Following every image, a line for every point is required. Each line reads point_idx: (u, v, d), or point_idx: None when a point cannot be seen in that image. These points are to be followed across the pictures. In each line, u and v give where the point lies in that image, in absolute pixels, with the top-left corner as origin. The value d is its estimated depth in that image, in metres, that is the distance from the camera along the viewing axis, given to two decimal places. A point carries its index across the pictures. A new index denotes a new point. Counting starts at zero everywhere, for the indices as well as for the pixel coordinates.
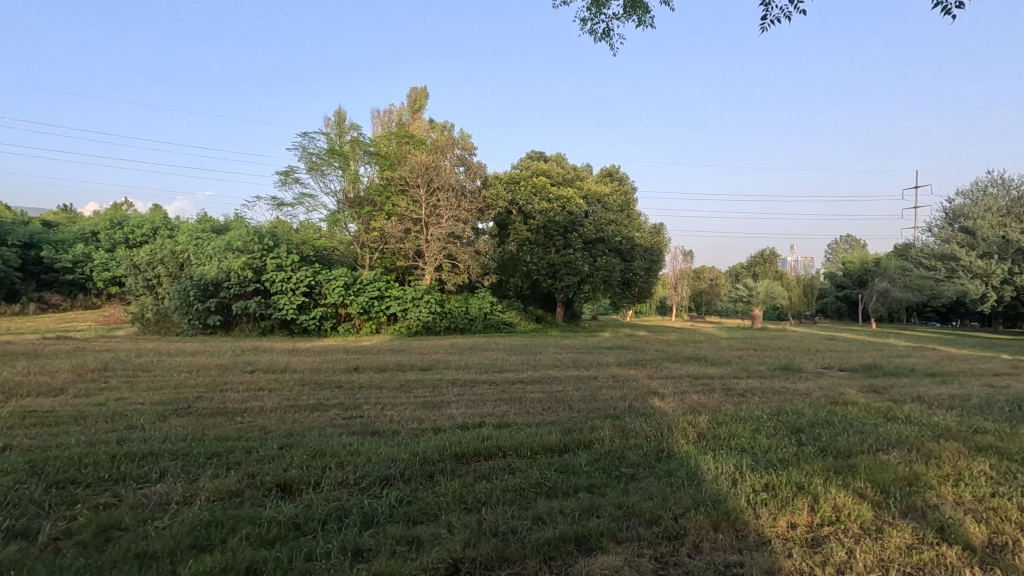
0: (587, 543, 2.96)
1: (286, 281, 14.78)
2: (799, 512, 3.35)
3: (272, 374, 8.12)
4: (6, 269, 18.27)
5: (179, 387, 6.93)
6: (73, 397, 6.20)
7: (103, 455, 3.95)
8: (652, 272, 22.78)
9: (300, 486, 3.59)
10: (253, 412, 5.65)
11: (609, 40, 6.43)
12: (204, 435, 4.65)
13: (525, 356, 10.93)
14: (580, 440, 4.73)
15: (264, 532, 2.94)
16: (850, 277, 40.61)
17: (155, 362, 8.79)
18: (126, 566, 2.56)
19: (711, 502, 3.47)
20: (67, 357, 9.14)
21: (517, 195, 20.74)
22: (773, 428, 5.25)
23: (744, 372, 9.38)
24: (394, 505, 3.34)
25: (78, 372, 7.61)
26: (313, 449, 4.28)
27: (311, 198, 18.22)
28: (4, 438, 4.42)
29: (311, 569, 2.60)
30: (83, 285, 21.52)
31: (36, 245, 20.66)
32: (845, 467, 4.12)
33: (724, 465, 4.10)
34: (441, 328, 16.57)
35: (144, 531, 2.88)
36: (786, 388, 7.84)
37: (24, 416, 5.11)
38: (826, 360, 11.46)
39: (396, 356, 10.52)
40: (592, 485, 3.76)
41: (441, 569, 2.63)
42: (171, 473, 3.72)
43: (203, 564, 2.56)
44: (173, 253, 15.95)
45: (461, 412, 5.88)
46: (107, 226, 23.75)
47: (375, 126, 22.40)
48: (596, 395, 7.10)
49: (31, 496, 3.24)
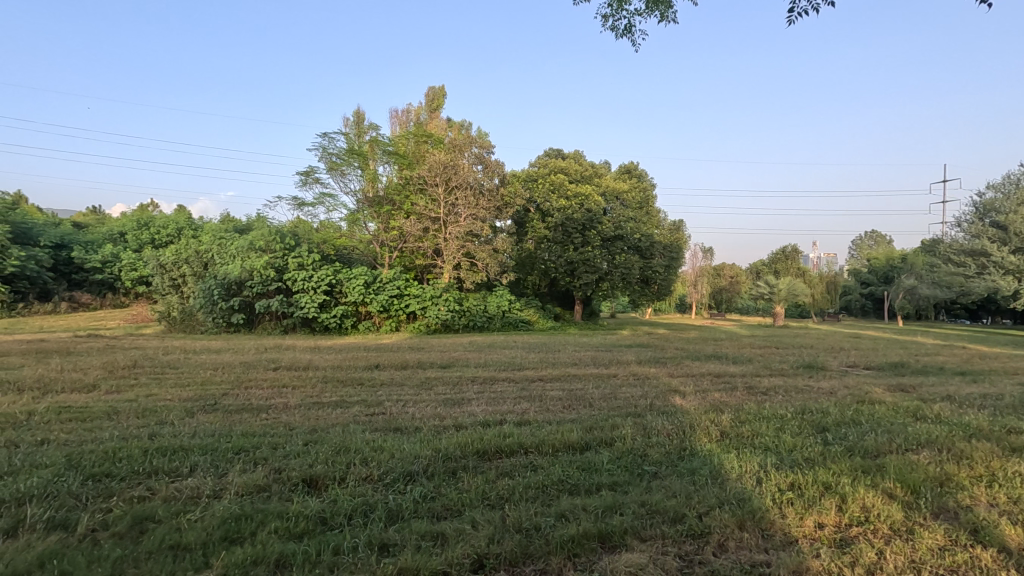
0: (612, 540, 2.96)
1: (307, 280, 14.96)
2: (826, 512, 3.30)
3: (295, 371, 8.27)
4: (39, 269, 18.83)
5: (205, 384, 7.07)
6: (105, 393, 6.38)
7: (136, 449, 4.06)
8: (671, 270, 22.57)
9: (326, 481, 3.65)
10: (277, 409, 5.74)
11: (630, 36, 6.40)
12: (231, 431, 4.75)
13: (545, 354, 10.91)
14: (601, 438, 4.71)
15: (292, 526, 3.00)
16: (875, 274, 39.74)
17: (182, 360, 9.00)
18: (161, 558, 2.63)
19: (736, 501, 3.44)
20: (97, 354, 9.41)
21: (536, 192, 20.75)
22: (797, 428, 5.17)
23: (766, 370, 9.25)
24: (418, 501, 3.37)
25: (109, 369, 7.83)
26: (337, 445, 4.35)
27: (332, 198, 18.42)
28: (42, 432, 4.58)
29: (339, 563, 2.64)
30: (112, 284, 22.08)
31: (67, 245, 21.28)
32: (874, 467, 4.05)
33: (748, 464, 4.05)
34: (459, 326, 16.64)
35: (177, 524, 2.95)
36: (810, 387, 7.71)
37: (60, 412, 5.29)
38: (851, 358, 11.25)
39: (416, 353, 10.61)
40: (615, 483, 3.75)
41: (466, 565, 2.65)
42: (201, 467, 3.81)
43: (235, 556, 2.62)
44: (197, 253, 16.24)
45: (481, 409, 5.91)
46: (135, 227, 24.39)
47: (393, 126, 22.58)
48: (616, 393, 7.05)
49: (69, 488, 3.35)
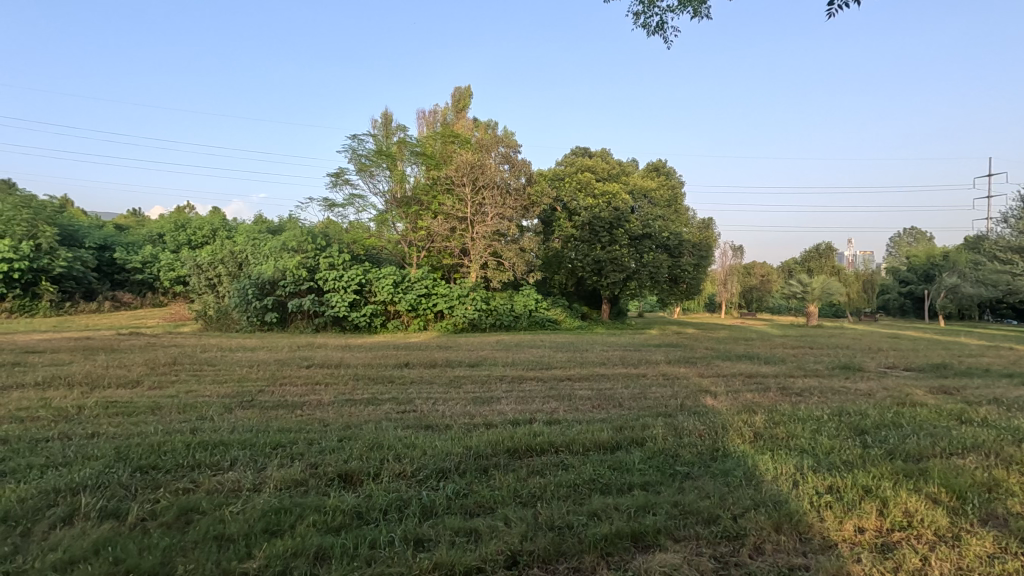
0: (645, 540, 2.94)
1: (338, 279, 15.23)
2: (867, 515, 3.22)
3: (328, 369, 8.43)
4: (84, 270, 19.61)
5: (242, 380, 7.28)
6: (148, 389, 6.62)
7: (179, 443, 4.21)
8: (701, 269, 22.17)
9: (360, 477, 3.72)
10: (311, 405, 5.88)
11: (662, 33, 6.34)
12: (268, 427, 4.87)
13: (572, 353, 10.89)
14: (632, 438, 4.68)
15: (329, 520, 3.07)
16: (915, 273, 38.41)
17: (220, 358, 9.26)
18: (206, 548, 2.73)
19: (772, 503, 3.38)
20: (140, 352, 9.76)
21: (562, 190, 20.90)
22: (835, 429, 5.05)
23: (801, 371, 9.04)
24: (451, 497, 3.42)
25: (152, 366, 8.12)
26: (371, 441, 4.43)
27: (361, 199, 18.69)
28: (91, 426, 4.78)
29: (375, 557, 2.69)
30: (151, 284, 22.85)
31: (110, 246, 22.17)
32: (917, 471, 3.93)
33: (784, 466, 3.99)
34: (487, 325, 16.73)
35: (221, 515, 3.05)
36: (847, 388, 7.51)
37: (107, 406, 5.51)
38: (891, 359, 10.90)
39: (445, 352, 10.71)
40: (646, 483, 3.72)
41: (500, 561, 2.68)
42: (241, 462, 3.92)
43: (275, 548, 2.70)
44: (233, 253, 16.70)
45: (510, 408, 5.92)
46: (173, 229, 25.25)
47: (421, 126, 22.78)
48: (646, 392, 6.99)
49: (119, 479, 3.50)
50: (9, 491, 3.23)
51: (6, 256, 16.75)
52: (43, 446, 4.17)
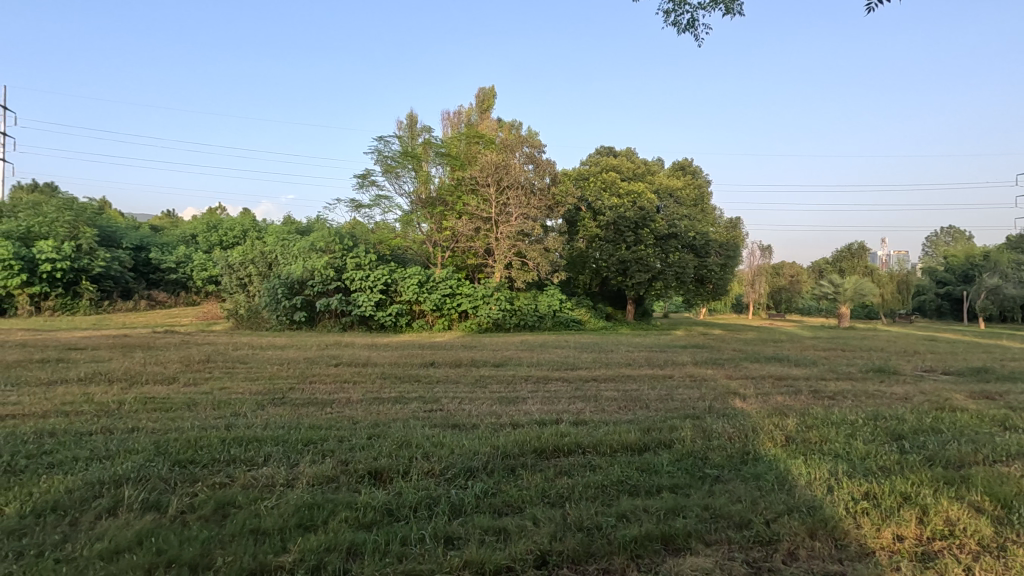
0: (675, 543, 2.92)
1: (364, 279, 15.45)
2: (906, 523, 3.13)
3: (355, 367, 8.58)
4: (122, 269, 20.29)
5: (273, 378, 7.46)
6: (184, 385, 6.84)
7: (215, 439, 4.33)
8: (729, 269, 21.76)
9: (390, 474, 3.78)
10: (340, 403, 5.98)
11: (693, 30, 6.25)
12: (300, 423, 4.98)
13: (596, 354, 10.84)
14: (660, 439, 4.65)
15: (361, 516, 3.12)
16: (953, 273, 37.14)
17: (251, 355, 9.50)
18: (244, 541, 2.80)
19: (806, 509, 3.31)
20: (176, 349, 10.04)
21: (587, 191, 20.93)
22: (871, 434, 4.92)
23: (833, 374, 8.81)
24: (479, 496, 3.44)
25: (186, 363, 8.34)
26: (399, 439, 4.47)
27: (387, 199, 18.91)
28: (132, 420, 4.96)
29: (407, 553, 2.73)
30: (185, 284, 23.50)
31: (146, 247, 22.91)
32: (958, 478, 3.81)
33: (818, 470, 3.91)
34: (510, 325, 16.75)
35: (256, 510, 3.13)
36: (881, 392, 7.29)
37: (146, 401, 5.71)
38: (929, 362, 10.55)
39: (470, 351, 10.76)
40: (675, 485, 3.69)
41: (530, 560, 2.69)
42: (275, 457, 4.01)
43: (310, 542, 2.76)
44: (263, 253, 17.05)
45: (536, 408, 5.92)
46: (205, 230, 25.97)
47: (445, 127, 23.00)
48: (673, 394, 6.92)
49: (159, 472, 3.61)
50: (57, 482, 3.37)
51: (49, 255, 17.44)
52: (88, 439, 4.34)
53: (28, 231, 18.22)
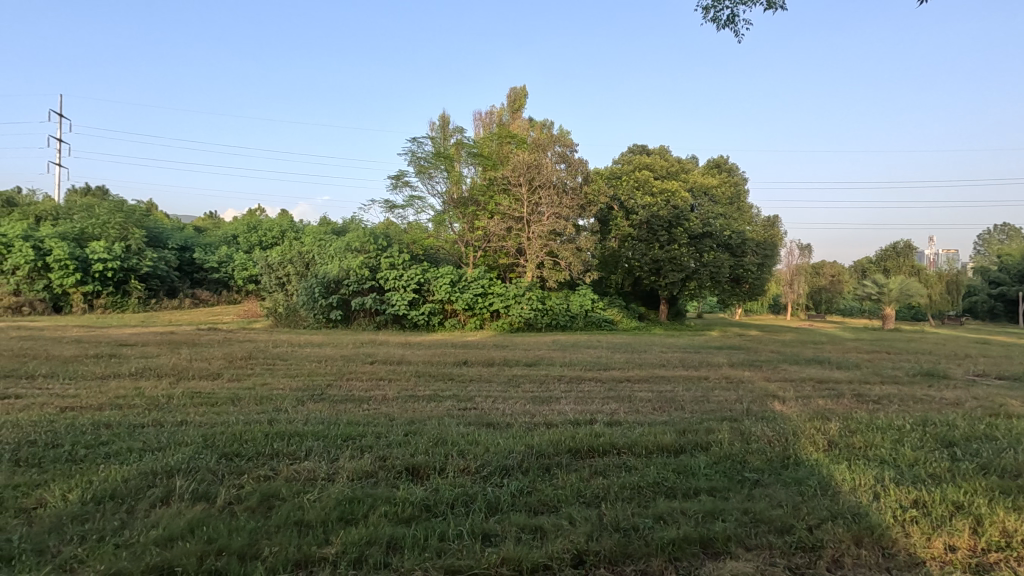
0: (714, 547, 2.88)
1: (398, 279, 15.70)
2: (959, 533, 3.01)
3: (390, 365, 8.71)
4: (168, 269, 21.09)
5: (312, 374, 7.67)
6: (228, 381, 7.10)
7: (259, 433, 4.47)
8: (767, 269, 21.11)
9: (427, 470, 3.84)
10: (376, 400, 6.10)
11: (733, 26, 6.12)
12: (339, 419, 5.11)
13: (630, 354, 10.75)
14: (696, 441, 4.58)
15: (399, 511, 3.18)
16: (1008, 273, 35.29)
17: (289, 353, 9.76)
18: (288, 532, 2.89)
19: (851, 516, 3.21)
20: (218, 346, 10.40)
21: (620, 189, 20.87)
22: (920, 440, 4.74)
23: (877, 378, 8.50)
24: (515, 494, 3.46)
25: (229, 360, 8.64)
26: (435, 437, 4.54)
27: (420, 200, 19.13)
28: (180, 414, 5.17)
29: (445, 549, 2.77)
30: (227, 283, 24.28)
31: (190, 248, 23.79)
32: (1016, 488, 3.63)
33: (863, 476, 3.78)
34: (542, 325, 16.75)
35: (300, 503, 3.23)
36: (930, 397, 7.00)
37: (192, 396, 5.94)
38: (982, 367, 10.06)
39: (503, 351, 10.80)
40: (713, 489, 3.63)
41: (566, 559, 2.70)
42: (315, 452, 4.12)
43: (351, 535, 2.83)
44: (301, 254, 17.47)
45: (570, 408, 5.92)
46: (245, 231, 26.80)
47: (477, 128, 23.15)
48: (709, 396, 6.80)
49: (207, 464, 3.76)
50: (114, 471, 3.55)
51: (100, 255, 18.29)
52: (141, 432, 4.55)
53: (82, 232, 19.20)
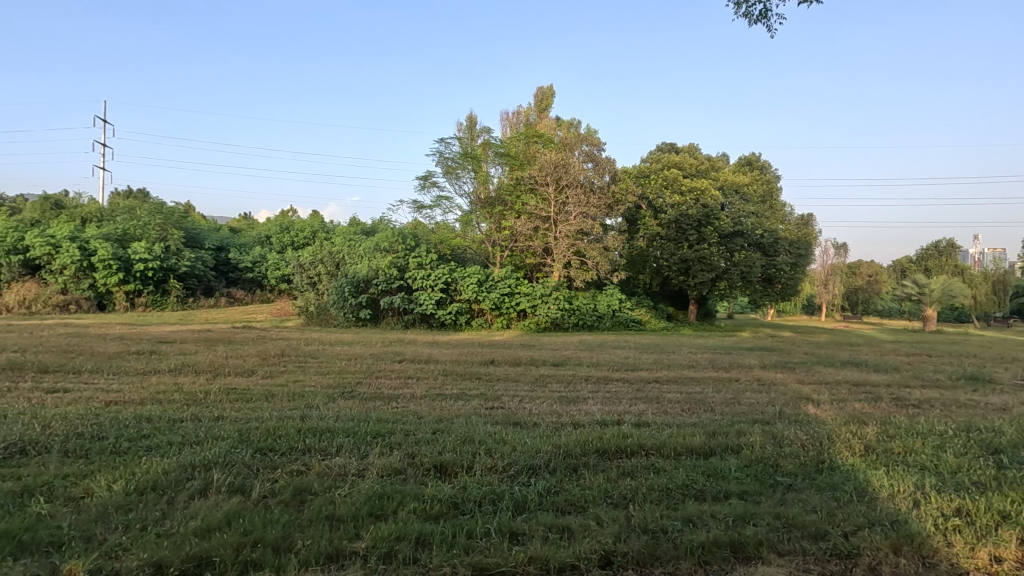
0: (745, 551, 2.83)
1: (425, 278, 15.86)
2: (1005, 543, 2.89)
3: (417, 364, 8.82)
4: (205, 269, 21.73)
5: (342, 372, 7.81)
6: (261, 378, 7.28)
7: (291, 428, 4.58)
8: (800, 269, 20.58)
9: (455, 468, 3.87)
10: (405, 398, 6.18)
11: (766, 21, 6.01)
12: (368, 416, 5.19)
13: (658, 355, 10.63)
14: (727, 444, 4.51)
15: (428, 508, 3.21)
16: None
17: (320, 351, 9.96)
18: (321, 526, 2.96)
19: (889, 523, 3.12)
20: (252, 344, 10.68)
21: (648, 188, 20.57)
22: (963, 446, 4.56)
23: (918, 381, 8.22)
24: (543, 494, 3.46)
25: (262, 357, 8.87)
26: (463, 435, 4.57)
27: (447, 200, 19.28)
28: (217, 409, 5.34)
29: (473, 547, 2.79)
30: (260, 283, 24.88)
31: (226, 248, 24.48)
32: None
33: (902, 483, 3.66)
34: (569, 325, 16.70)
35: (331, 497, 3.30)
36: (974, 402, 6.72)
37: (228, 392, 6.12)
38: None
39: (530, 350, 10.81)
40: (744, 492, 3.57)
41: (594, 559, 2.69)
42: (346, 448, 4.20)
43: (381, 531, 2.88)
44: (331, 253, 17.78)
45: (598, 408, 5.89)
46: (278, 231, 27.44)
47: (504, 128, 23.22)
48: (740, 397, 6.68)
49: (243, 458, 3.87)
50: (155, 463, 3.68)
51: (142, 255, 18.97)
52: (180, 426, 4.71)
53: (124, 234, 19.95)
